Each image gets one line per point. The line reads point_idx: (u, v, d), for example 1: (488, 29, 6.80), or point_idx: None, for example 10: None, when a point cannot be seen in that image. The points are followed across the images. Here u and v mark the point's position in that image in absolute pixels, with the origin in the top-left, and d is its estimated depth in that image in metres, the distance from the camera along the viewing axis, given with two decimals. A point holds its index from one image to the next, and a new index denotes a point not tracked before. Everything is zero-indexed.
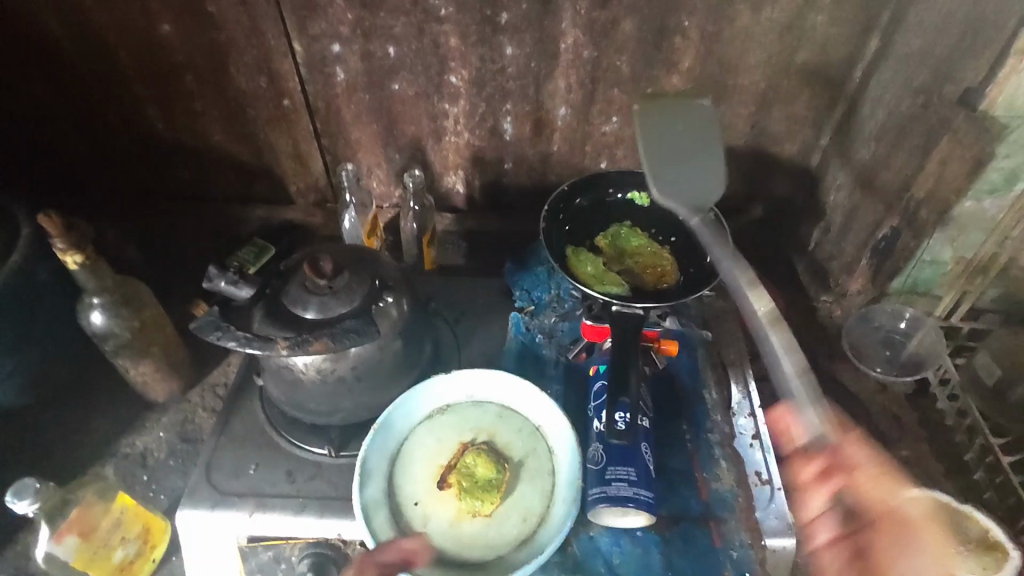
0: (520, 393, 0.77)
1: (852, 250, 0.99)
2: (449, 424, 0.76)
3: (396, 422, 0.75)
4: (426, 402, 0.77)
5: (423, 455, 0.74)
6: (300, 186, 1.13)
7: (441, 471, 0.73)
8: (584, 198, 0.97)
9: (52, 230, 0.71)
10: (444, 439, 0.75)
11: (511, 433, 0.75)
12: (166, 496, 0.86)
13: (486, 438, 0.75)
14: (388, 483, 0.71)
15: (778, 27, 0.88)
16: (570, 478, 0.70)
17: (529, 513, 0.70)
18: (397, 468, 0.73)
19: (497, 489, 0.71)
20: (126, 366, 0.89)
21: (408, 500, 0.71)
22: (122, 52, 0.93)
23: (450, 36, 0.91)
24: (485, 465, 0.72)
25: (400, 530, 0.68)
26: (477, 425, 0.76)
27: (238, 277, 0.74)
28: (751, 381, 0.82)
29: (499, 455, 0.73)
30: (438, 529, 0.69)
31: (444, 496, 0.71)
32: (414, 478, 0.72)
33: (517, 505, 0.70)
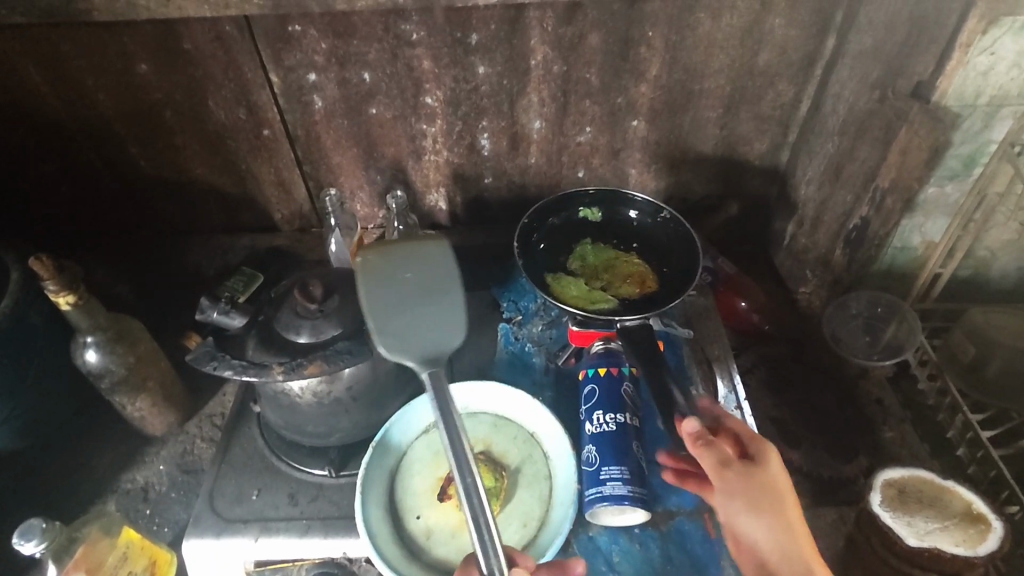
0: (513, 401, 0.79)
1: (825, 241, 1.02)
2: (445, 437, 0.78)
3: (393, 438, 0.76)
4: (422, 417, 0.78)
5: (423, 469, 0.75)
6: (284, 213, 1.15)
7: (441, 483, 0.75)
8: (556, 217, 1.01)
9: (42, 273, 0.73)
10: (440, 452, 0.77)
11: (506, 441, 0.77)
12: (170, 528, 0.86)
13: (483, 447, 0.77)
14: (391, 497, 0.73)
15: (737, 33, 0.92)
16: (567, 481, 0.72)
17: (529, 518, 0.72)
18: (397, 484, 0.74)
19: (496, 497, 0.73)
20: (124, 402, 0.89)
21: (410, 514, 0.72)
22: (101, 94, 0.95)
23: (423, 59, 0.93)
24: (482, 474, 0.74)
25: (405, 544, 0.70)
26: (473, 436, 0.78)
27: (229, 307, 0.79)
28: (736, 375, 0.85)
29: (496, 464, 0.75)
30: (443, 539, 0.71)
31: (445, 506, 0.73)
32: (415, 492, 0.74)
33: (517, 511, 0.72)
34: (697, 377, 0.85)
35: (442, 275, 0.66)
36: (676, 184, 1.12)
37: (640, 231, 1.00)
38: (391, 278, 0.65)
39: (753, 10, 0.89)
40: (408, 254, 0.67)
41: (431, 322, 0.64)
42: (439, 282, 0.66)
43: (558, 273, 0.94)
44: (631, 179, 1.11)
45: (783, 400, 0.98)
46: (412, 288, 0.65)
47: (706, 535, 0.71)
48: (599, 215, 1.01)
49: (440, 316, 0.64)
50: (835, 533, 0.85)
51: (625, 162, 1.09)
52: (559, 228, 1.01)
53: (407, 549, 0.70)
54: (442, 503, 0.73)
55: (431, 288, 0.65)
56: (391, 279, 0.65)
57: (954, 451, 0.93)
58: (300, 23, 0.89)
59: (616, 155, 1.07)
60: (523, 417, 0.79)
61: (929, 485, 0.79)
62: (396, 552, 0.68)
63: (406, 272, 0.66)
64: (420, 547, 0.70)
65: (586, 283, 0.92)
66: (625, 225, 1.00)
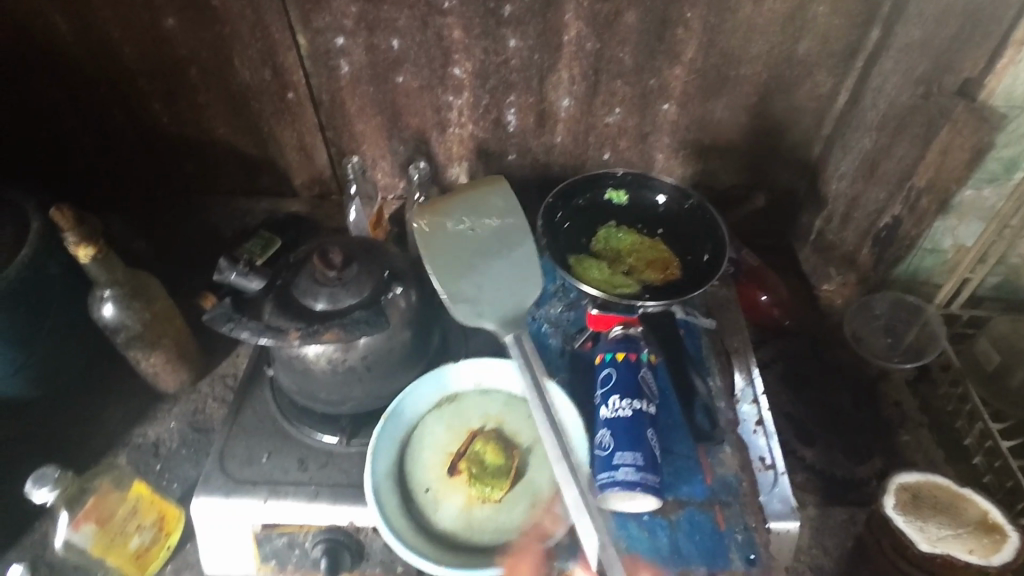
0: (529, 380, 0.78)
1: (853, 239, 0.99)
2: (457, 413, 0.77)
3: (405, 410, 0.76)
4: (435, 391, 0.78)
5: (432, 444, 0.75)
6: (304, 178, 1.14)
7: (451, 458, 0.74)
8: (582, 198, 1.00)
9: (63, 223, 0.72)
10: (452, 427, 0.76)
11: (519, 421, 0.77)
12: (179, 484, 0.87)
13: (494, 425, 0.76)
14: (399, 469, 0.73)
15: (780, 18, 0.88)
16: (578, 464, 0.72)
17: (538, 499, 0.72)
18: (406, 456, 0.74)
19: (506, 476, 0.73)
20: (137, 357, 0.90)
21: (417, 487, 0.72)
22: (126, 47, 0.94)
23: (454, 28, 0.91)
24: (493, 452, 0.74)
25: (410, 516, 0.70)
26: (485, 413, 0.77)
27: (249, 268, 0.77)
28: (754, 368, 0.84)
29: (508, 442, 0.75)
30: (449, 514, 0.71)
31: (452, 481, 0.73)
32: (423, 465, 0.74)
33: (526, 492, 0.72)
34: (714, 368, 0.83)
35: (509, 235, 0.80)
36: (703, 172, 1.09)
37: (666, 215, 0.99)
38: (458, 240, 0.79)
39: None
40: (470, 212, 0.81)
41: (503, 278, 0.79)
42: (506, 241, 0.80)
43: (581, 255, 0.94)
44: (657, 164, 1.09)
45: (799, 397, 0.97)
46: (480, 247, 0.80)
47: (716, 527, 0.70)
48: (625, 198, 0.99)
49: (512, 271, 0.80)
50: (843, 532, 0.85)
51: (652, 147, 1.07)
52: (584, 208, 1.00)
53: (413, 521, 0.69)
54: (450, 478, 0.73)
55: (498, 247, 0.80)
56: (458, 241, 0.79)
57: (971, 459, 0.93)
58: None
59: (644, 138, 1.05)
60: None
61: (944, 491, 0.78)
62: (402, 524, 0.68)
63: (471, 232, 0.80)
64: (425, 520, 0.70)
65: (609, 267, 0.92)
66: (651, 209, 0.99)
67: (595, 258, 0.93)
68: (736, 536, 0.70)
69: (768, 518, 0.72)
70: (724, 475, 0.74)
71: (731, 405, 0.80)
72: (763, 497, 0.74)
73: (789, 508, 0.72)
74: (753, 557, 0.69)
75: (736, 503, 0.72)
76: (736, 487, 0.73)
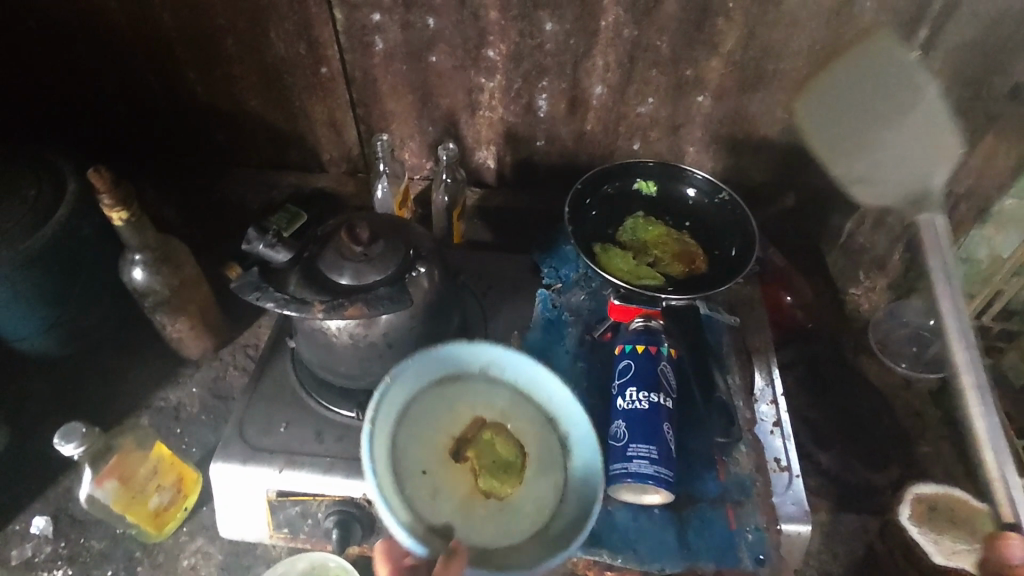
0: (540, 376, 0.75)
1: (885, 244, 1.02)
2: (461, 396, 0.75)
3: (409, 386, 0.72)
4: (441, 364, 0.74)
5: (435, 423, 0.72)
6: (332, 155, 1.15)
7: (453, 445, 0.72)
8: (612, 185, 0.99)
9: (99, 185, 0.73)
10: (454, 408, 0.74)
11: (525, 418, 0.75)
12: (198, 449, 0.89)
13: (500, 417, 0.75)
14: (394, 449, 0.69)
15: (825, 12, 0.86)
16: (590, 475, 0.71)
17: (544, 505, 0.71)
18: (402, 430, 0.71)
19: (513, 471, 0.72)
20: (164, 322, 0.91)
21: (415, 468, 0.69)
22: (165, 14, 0.94)
23: (491, 9, 0.90)
24: (502, 444, 0.73)
25: (408, 496, 0.67)
26: (489, 404, 0.75)
27: (276, 240, 0.76)
28: (774, 369, 0.84)
29: (516, 440, 0.74)
30: (451, 503, 0.69)
31: (451, 468, 0.71)
32: (422, 450, 0.71)
33: (530, 497, 0.71)
34: (735, 366, 0.83)
35: (898, 92, 0.89)
36: (734, 167, 1.06)
37: (694, 208, 0.97)
38: (848, 88, 0.91)
39: None
40: (866, 64, 0.88)
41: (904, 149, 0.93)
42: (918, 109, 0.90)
43: (606, 243, 0.93)
44: (687, 157, 1.07)
45: (818, 401, 0.96)
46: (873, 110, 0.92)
47: (728, 525, 0.71)
48: (655, 189, 0.98)
49: (894, 143, 0.93)
50: (855, 540, 0.85)
51: (683, 139, 1.05)
52: (613, 197, 0.98)
53: (410, 503, 0.67)
54: (451, 463, 0.71)
55: (891, 112, 0.91)
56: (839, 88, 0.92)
57: None
58: None
59: (676, 130, 1.04)
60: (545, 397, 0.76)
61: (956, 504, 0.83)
62: (402, 504, 0.65)
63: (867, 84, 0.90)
64: (422, 503, 0.68)
65: (634, 258, 0.91)
66: (679, 201, 0.98)
67: (620, 247, 0.93)
68: (747, 535, 0.70)
69: (781, 520, 0.71)
70: (738, 474, 0.74)
71: (750, 404, 0.80)
72: (776, 498, 0.73)
73: (802, 511, 0.72)
74: (761, 557, 0.69)
75: (749, 503, 0.72)
76: (750, 487, 0.73)
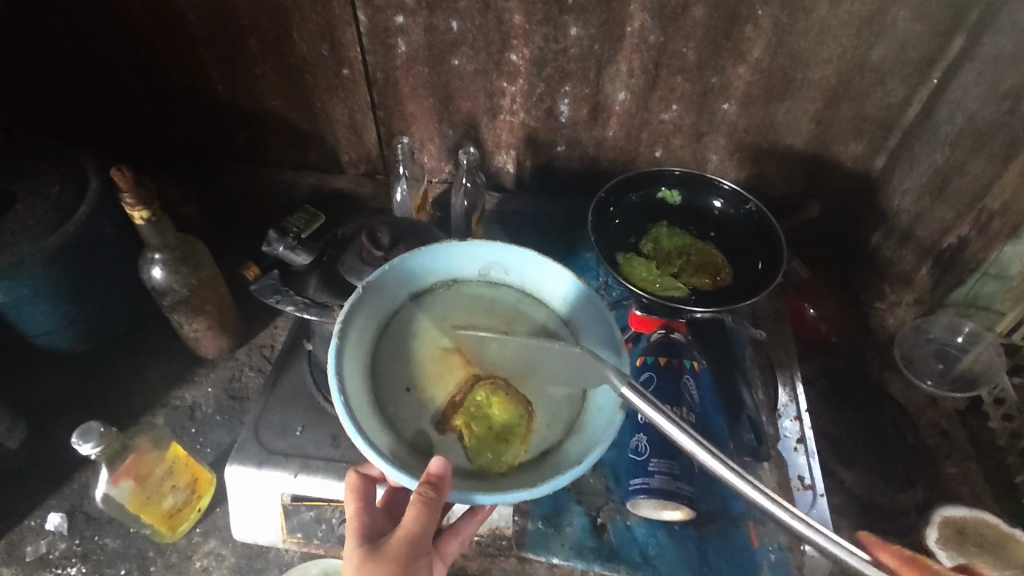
0: (545, 277, 0.75)
1: (912, 257, 0.98)
2: (456, 304, 0.75)
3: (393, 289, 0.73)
4: (429, 275, 0.75)
5: (425, 337, 0.73)
6: (352, 156, 1.15)
7: (446, 353, 0.72)
8: (636, 194, 0.99)
9: (122, 185, 0.73)
10: (448, 319, 0.74)
11: (535, 324, 0.74)
12: (212, 449, 0.89)
13: (505, 326, 0.74)
14: (373, 360, 0.70)
15: (856, 22, 0.84)
16: (611, 383, 0.68)
17: (556, 422, 0.68)
18: (383, 342, 0.72)
19: (515, 439, 0.66)
20: (181, 321, 0.91)
21: (400, 386, 0.69)
22: (190, 12, 0.94)
23: (515, 13, 0.89)
24: (499, 405, 0.68)
25: (387, 418, 0.67)
26: (494, 312, 0.75)
27: (296, 244, 0.78)
28: (798, 384, 0.82)
29: (519, 392, 0.69)
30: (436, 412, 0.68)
31: (444, 381, 0.71)
32: (410, 365, 0.71)
33: (541, 413, 0.69)
34: (758, 382, 0.81)
35: None
36: (759, 175, 1.06)
37: (719, 218, 0.96)
38: None
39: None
40: None
41: None
42: None
43: (629, 253, 0.92)
44: (709, 165, 1.06)
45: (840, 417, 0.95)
46: None
47: (749, 544, 0.69)
48: (681, 197, 0.96)
49: None
50: None
51: (706, 147, 1.04)
52: (637, 206, 0.98)
53: (389, 424, 0.67)
54: (441, 379, 0.71)
55: None
56: None
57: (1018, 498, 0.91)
58: None
59: (698, 138, 1.03)
60: (558, 301, 0.75)
61: (992, 530, 0.81)
62: (376, 429, 0.65)
63: None
64: (407, 424, 0.67)
65: (657, 268, 0.90)
66: (704, 209, 0.97)
67: (643, 257, 0.92)
68: (769, 555, 0.69)
69: (804, 541, 0.69)
70: None
71: (773, 420, 0.79)
72: None
73: (826, 532, 0.70)
74: None
75: (772, 521, 0.71)
76: None
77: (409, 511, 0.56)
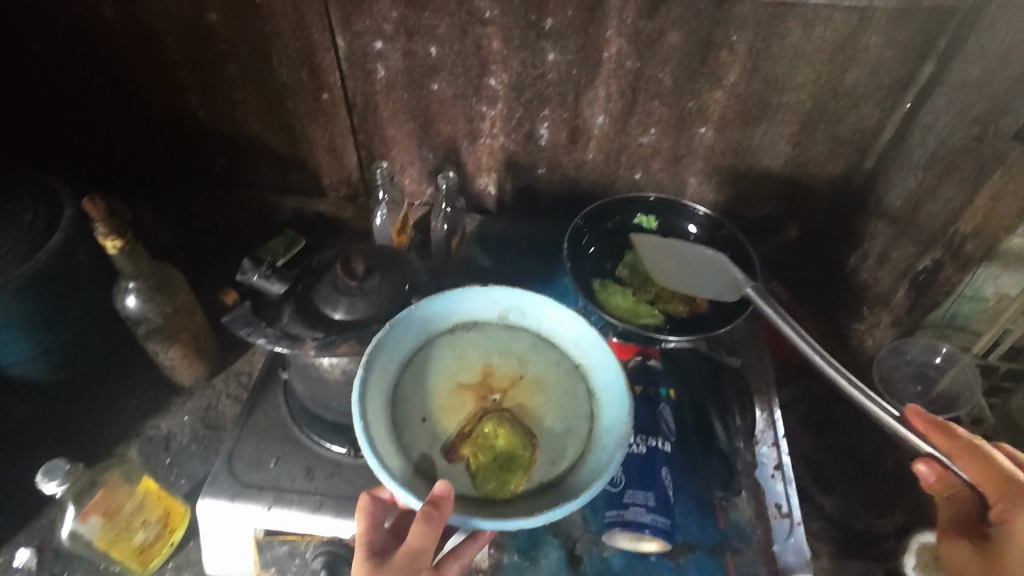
0: (560, 320, 0.77)
1: (889, 280, 0.96)
2: (473, 343, 0.77)
3: (416, 326, 0.74)
4: (451, 315, 0.77)
5: (441, 372, 0.74)
6: (333, 179, 1.15)
7: (459, 389, 0.74)
8: (611, 220, 0.99)
9: (94, 215, 0.72)
10: (465, 356, 0.76)
11: (546, 366, 0.76)
12: (187, 481, 0.88)
13: (518, 365, 0.76)
14: (395, 393, 0.72)
15: (829, 48, 0.85)
16: (612, 427, 0.69)
17: (559, 458, 0.70)
18: (405, 378, 0.73)
19: (518, 469, 0.68)
20: (156, 350, 0.90)
21: (416, 416, 0.71)
22: (169, 39, 0.94)
23: (493, 39, 0.90)
24: (505, 436, 0.70)
25: (403, 445, 0.68)
26: (508, 352, 0.77)
27: (270, 272, 0.77)
28: (776, 410, 0.83)
29: (524, 426, 0.72)
30: (445, 446, 0.70)
31: (456, 414, 0.72)
32: (425, 398, 0.73)
33: (546, 449, 0.70)
34: (735, 408, 0.82)
35: None
36: (737, 197, 1.07)
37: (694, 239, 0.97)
38: None
39: (850, 25, 0.82)
40: None
41: None
42: None
43: (606, 280, 0.93)
44: (689, 188, 1.07)
45: (820, 441, 0.95)
46: None
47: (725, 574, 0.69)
48: (655, 222, 0.97)
49: None
50: None
51: (685, 170, 1.05)
52: (612, 232, 0.98)
53: (403, 452, 0.68)
54: (454, 413, 0.72)
55: None
56: None
57: None
58: None
59: (677, 161, 1.03)
60: (570, 346, 0.77)
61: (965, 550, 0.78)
62: (391, 453, 0.67)
63: None
64: (419, 452, 0.69)
65: (634, 294, 0.91)
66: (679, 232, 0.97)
67: (621, 283, 0.93)
68: None
69: (781, 570, 0.70)
70: (738, 521, 0.73)
71: (750, 446, 0.79)
72: (777, 547, 0.71)
73: (803, 561, 0.70)
74: None
75: (749, 551, 0.71)
76: (750, 534, 0.72)
77: (413, 528, 0.58)
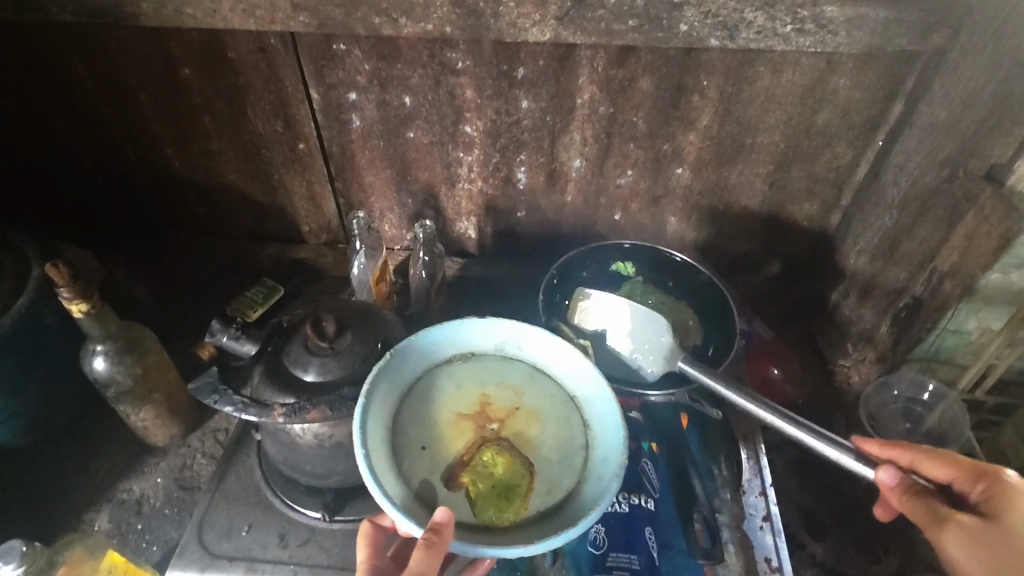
0: (556, 352, 0.75)
1: (872, 315, 0.96)
2: (471, 372, 0.75)
3: (414, 356, 0.73)
4: (450, 345, 0.75)
5: (438, 400, 0.72)
6: (312, 226, 1.14)
7: (457, 418, 0.71)
8: (587, 270, 1.01)
9: (58, 280, 0.70)
10: (463, 385, 0.74)
11: (542, 396, 0.74)
12: (158, 548, 0.85)
13: (515, 396, 0.74)
14: (393, 421, 0.70)
15: (798, 91, 0.86)
16: (607, 456, 0.67)
17: (555, 488, 0.67)
18: (403, 407, 0.71)
19: (516, 497, 0.66)
20: (127, 412, 0.88)
21: (415, 444, 0.69)
22: (142, 93, 0.94)
23: (467, 88, 0.90)
24: (503, 464, 0.68)
25: (402, 473, 0.66)
26: (505, 383, 0.75)
27: (239, 333, 0.80)
28: (762, 457, 0.84)
29: (522, 454, 0.69)
30: (443, 475, 0.67)
31: (454, 442, 0.70)
32: (423, 426, 0.70)
33: (544, 479, 0.68)
34: (722, 456, 0.83)
35: None
36: (717, 235, 1.07)
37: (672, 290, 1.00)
38: None
39: (819, 67, 0.83)
40: None
41: None
42: None
43: None
44: (668, 227, 1.07)
45: (808, 484, 0.93)
46: None
47: None
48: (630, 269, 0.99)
49: None
50: None
51: (664, 210, 1.05)
52: (589, 281, 1.00)
53: (402, 478, 0.66)
54: (452, 441, 0.70)
55: None
56: None
57: None
58: (345, 43, 0.86)
59: (656, 201, 1.03)
60: (566, 377, 0.75)
61: None
62: (390, 479, 0.64)
63: None
64: (418, 480, 0.66)
65: None
66: (658, 281, 1.00)
67: None
68: None
69: None
70: None
71: (737, 497, 0.80)
72: None
73: None
74: None
75: None
76: None
77: (415, 555, 0.56)
